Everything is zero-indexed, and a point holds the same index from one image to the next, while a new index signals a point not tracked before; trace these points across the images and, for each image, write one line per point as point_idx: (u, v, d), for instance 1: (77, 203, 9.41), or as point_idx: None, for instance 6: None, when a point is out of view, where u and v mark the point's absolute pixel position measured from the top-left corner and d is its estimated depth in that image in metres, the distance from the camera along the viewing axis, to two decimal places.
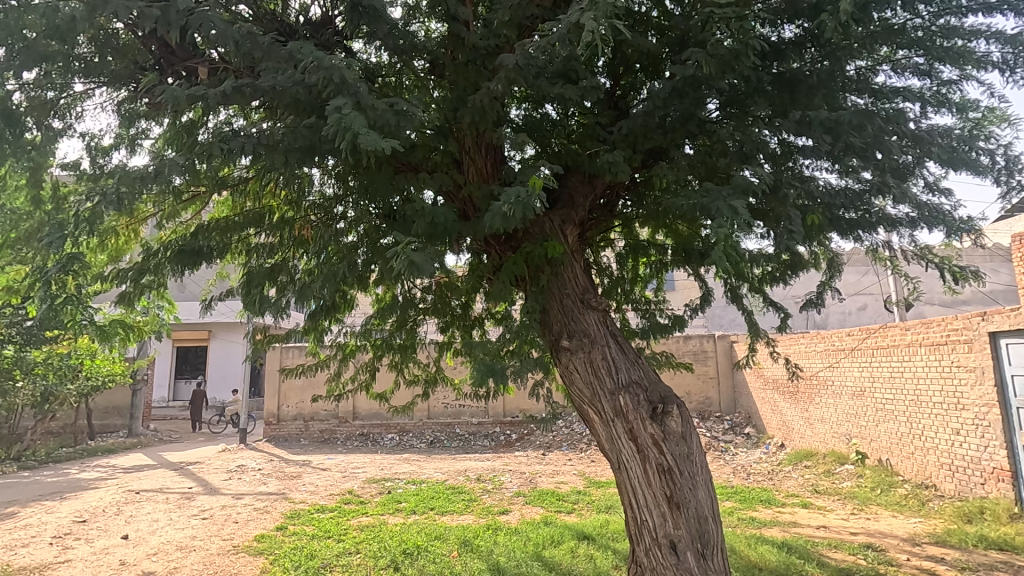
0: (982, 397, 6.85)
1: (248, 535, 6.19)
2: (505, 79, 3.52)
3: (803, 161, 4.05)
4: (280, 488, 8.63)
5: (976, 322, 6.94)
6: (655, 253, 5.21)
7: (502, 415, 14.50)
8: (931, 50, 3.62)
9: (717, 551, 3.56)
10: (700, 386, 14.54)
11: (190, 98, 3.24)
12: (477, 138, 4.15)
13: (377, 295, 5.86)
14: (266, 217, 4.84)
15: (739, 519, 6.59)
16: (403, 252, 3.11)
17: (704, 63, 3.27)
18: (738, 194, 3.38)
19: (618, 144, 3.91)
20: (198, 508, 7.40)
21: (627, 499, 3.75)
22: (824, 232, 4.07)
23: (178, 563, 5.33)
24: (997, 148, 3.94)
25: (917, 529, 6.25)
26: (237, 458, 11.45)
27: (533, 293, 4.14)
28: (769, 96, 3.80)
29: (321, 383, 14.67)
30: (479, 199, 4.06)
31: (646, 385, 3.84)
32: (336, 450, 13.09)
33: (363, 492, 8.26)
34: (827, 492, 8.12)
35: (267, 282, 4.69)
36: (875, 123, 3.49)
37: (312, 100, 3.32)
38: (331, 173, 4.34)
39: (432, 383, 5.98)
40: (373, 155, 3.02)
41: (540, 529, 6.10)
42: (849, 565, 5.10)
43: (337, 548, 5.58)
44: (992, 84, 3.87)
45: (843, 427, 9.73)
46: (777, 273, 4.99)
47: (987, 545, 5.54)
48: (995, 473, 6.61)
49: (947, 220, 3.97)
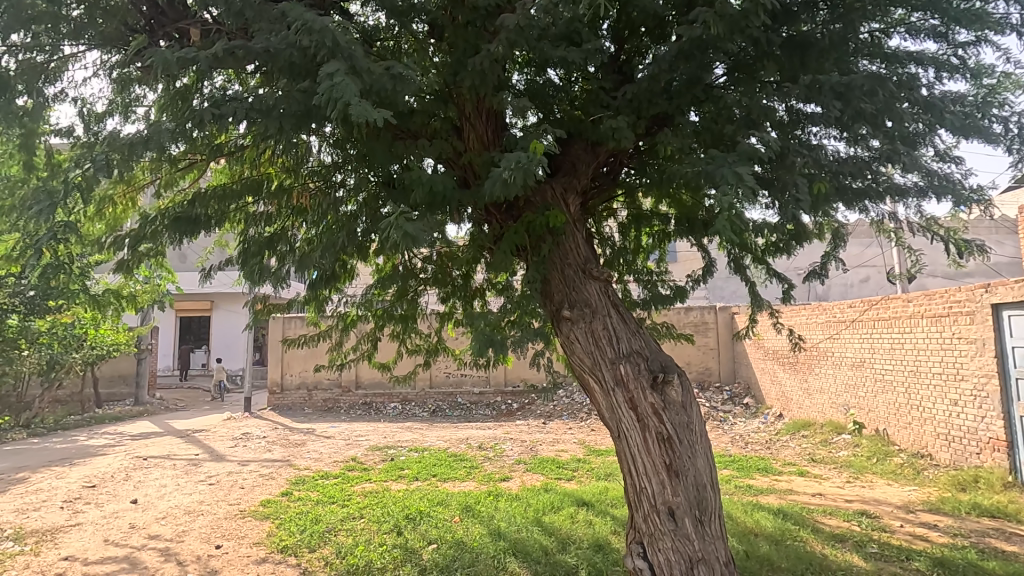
0: (981, 368, 6.88)
1: (254, 500, 6.30)
2: (506, 41, 3.42)
3: (812, 129, 4.02)
4: (285, 455, 8.78)
5: (979, 294, 6.90)
6: (658, 222, 5.19)
7: (503, 385, 14.70)
8: (948, 12, 3.51)
9: (714, 517, 3.62)
10: (699, 357, 14.63)
11: (182, 61, 3.15)
12: (477, 105, 4.07)
13: (378, 266, 5.85)
14: (264, 185, 4.75)
15: (736, 487, 6.69)
16: (398, 224, 3.12)
17: (711, 23, 3.17)
18: (743, 161, 3.33)
19: (623, 109, 3.85)
20: (204, 474, 7.54)
21: (626, 467, 3.80)
22: (830, 201, 4.04)
23: (186, 528, 5.45)
24: (1010, 115, 3.85)
25: (912, 497, 6.36)
26: (242, 426, 11.60)
27: (534, 263, 4.15)
28: (778, 60, 3.72)
29: (323, 353, 14.78)
30: (479, 167, 4.00)
31: (647, 355, 3.85)
32: (338, 418, 13.27)
33: (367, 459, 8.41)
34: (824, 461, 8.23)
35: (267, 251, 4.66)
36: (888, 88, 3.43)
37: (307, 63, 3.25)
38: (330, 140, 4.30)
39: (433, 353, 5.97)
40: (364, 124, 2.96)
41: (540, 496, 6.22)
42: (844, 531, 5.21)
43: (341, 513, 5.70)
44: (1008, 48, 3.76)
45: (842, 397, 9.79)
46: (780, 243, 4.95)
47: (980, 513, 5.63)
48: (992, 443, 6.69)
49: (956, 190, 3.92)
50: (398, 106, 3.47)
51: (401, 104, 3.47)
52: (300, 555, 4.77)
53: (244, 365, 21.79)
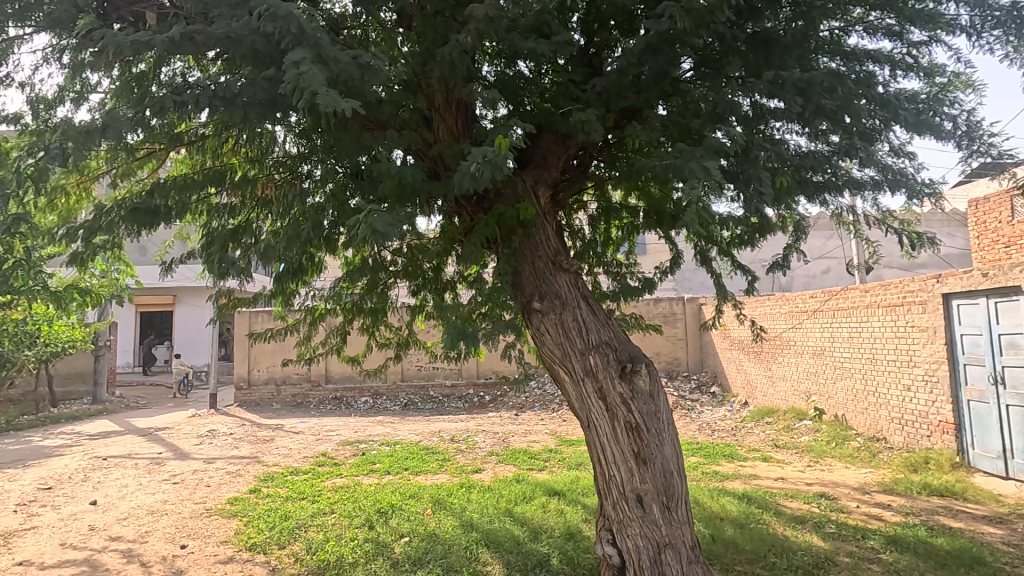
0: (932, 354, 7.21)
1: (221, 498, 6.18)
2: (475, 31, 3.40)
3: (775, 124, 4.13)
4: (253, 451, 8.62)
5: (931, 284, 7.21)
6: (627, 215, 5.26)
7: (475, 377, 14.71)
8: (903, 12, 3.64)
9: (681, 503, 3.71)
10: (668, 347, 14.91)
11: (138, 44, 3.04)
12: (447, 96, 4.03)
13: (347, 258, 5.77)
14: (227, 175, 4.64)
15: (703, 473, 6.88)
16: (367, 219, 3.09)
17: (678, 17, 3.21)
18: (710, 155, 3.41)
19: (592, 102, 3.88)
20: (168, 472, 7.34)
21: (596, 456, 3.86)
22: (792, 194, 4.16)
23: (150, 528, 5.31)
24: (960, 113, 4.03)
25: (868, 479, 6.65)
26: (207, 423, 11.32)
27: (504, 255, 4.17)
28: (743, 56, 3.79)
29: (291, 347, 14.52)
30: (450, 158, 3.98)
31: (616, 345, 3.91)
32: (308, 413, 13.08)
33: (338, 454, 8.32)
34: (786, 446, 8.52)
35: (231, 244, 4.55)
36: (846, 86, 3.55)
37: (271, 51, 3.17)
38: (296, 130, 4.21)
39: (404, 346, 5.93)
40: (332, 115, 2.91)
41: (512, 486, 6.27)
42: (804, 513, 5.41)
43: (311, 509, 5.63)
44: (959, 48, 3.93)
45: (803, 384, 10.13)
46: (745, 235, 5.07)
47: (930, 492, 5.93)
48: (941, 426, 7.04)
49: (910, 184, 4.08)
50: (367, 96, 3.41)
51: (368, 94, 3.42)
52: (269, 552, 4.71)
53: (209, 361, 21.16)
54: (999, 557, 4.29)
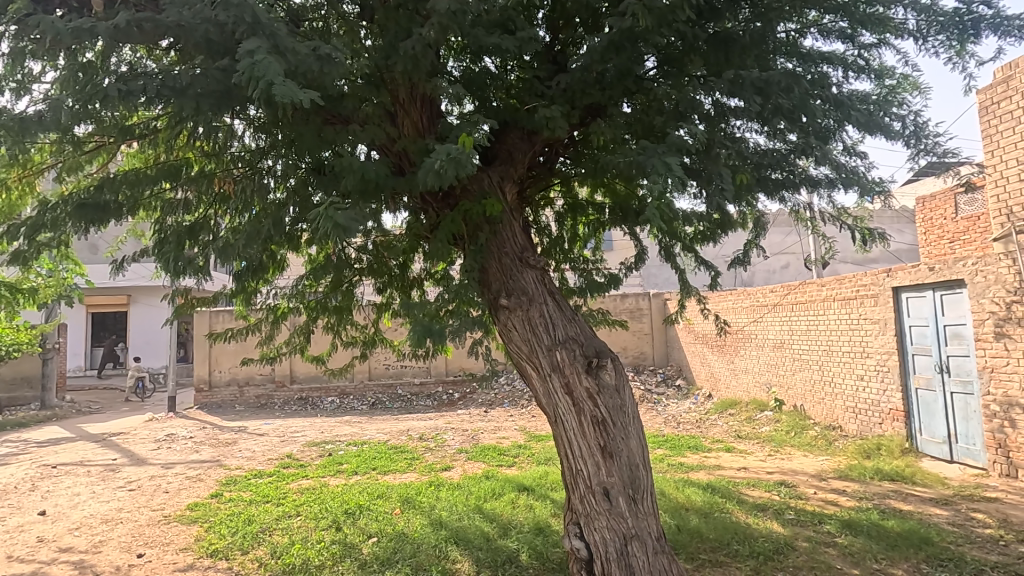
0: (883, 345, 7.54)
1: (181, 504, 5.98)
2: (438, 25, 3.38)
3: (735, 123, 4.23)
4: (215, 455, 8.37)
5: (882, 278, 7.54)
6: (593, 212, 5.31)
7: (444, 374, 14.66)
8: (855, 15, 3.78)
9: (647, 495, 3.77)
10: (635, 342, 15.15)
11: (81, 31, 2.90)
12: (412, 91, 3.99)
13: (311, 255, 5.65)
14: (182, 171, 4.47)
15: (669, 465, 7.02)
16: (329, 214, 3.03)
17: (640, 15, 3.25)
18: (672, 152, 3.47)
19: (557, 98, 3.90)
20: (123, 479, 7.07)
21: (564, 450, 3.89)
22: (752, 191, 4.27)
23: (104, 537, 5.11)
24: (908, 113, 4.21)
25: (824, 466, 6.91)
26: (165, 427, 10.94)
27: (471, 252, 4.15)
28: (704, 55, 3.87)
29: (253, 347, 14.14)
30: (414, 154, 3.93)
31: (582, 341, 3.94)
32: (272, 415, 12.79)
33: (304, 456, 8.16)
34: (748, 436, 8.77)
35: (187, 241, 4.38)
36: (802, 86, 3.67)
37: (225, 41, 3.07)
38: (255, 124, 4.09)
39: (371, 345, 5.85)
40: (290, 107, 2.84)
41: (482, 483, 6.27)
42: (765, 500, 5.59)
43: (276, 513, 5.51)
44: (906, 51, 4.11)
45: (764, 376, 10.45)
46: (707, 232, 5.19)
47: (881, 477, 6.21)
48: (892, 413, 7.37)
49: (862, 182, 4.24)
50: (328, 89, 3.35)
51: (329, 88, 3.36)
52: (232, 558, 4.59)
53: (167, 363, 20.44)
54: (945, 537, 4.52)
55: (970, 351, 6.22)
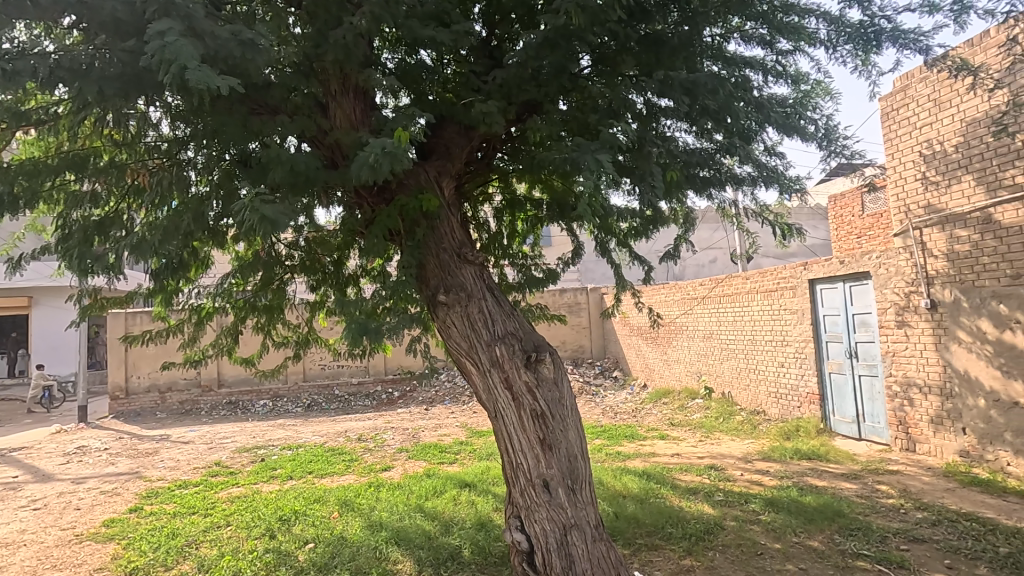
0: (801, 334, 8.06)
1: (95, 520, 5.54)
2: (370, 14, 3.30)
3: (666, 122, 4.38)
4: (134, 466, 7.81)
5: (800, 271, 8.06)
6: (531, 208, 5.35)
7: (383, 373, 14.39)
8: (773, 23, 4.02)
9: (585, 485, 3.84)
10: (573, 336, 15.44)
11: None
12: (344, 82, 3.84)
13: (238, 252, 5.36)
14: (90, 161, 4.11)
15: (607, 454, 7.22)
16: (254, 207, 2.87)
17: (573, 13, 3.28)
18: (605, 149, 3.54)
19: (493, 94, 3.88)
20: (27, 498, 6.46)
21: (504, 445, 3.91)
22: (682, 188, 4.43)
23: (4, 562, 4.66)
24: (821, 117, 4.51)
25: (749, 448, 7.33)
26: (75, 439, 10.11)
27: (408, 248, 4.09)
28: (636, 55, 3.98)
29: (174, 350, 13.31)
30: (347, 147, 3.81)
31: (521, 335, 3.97)
32: (197, 421, 12.10)
33: (234, 462, 7.77)
34: (680, 424, 9.15)
35: (96, 237, 4.04)
36: (727, 88, 3.84)
37: (135, 20, 2.84)
38: (173, 112, 3.82)
39: (305, 345, 5.62)
40: (208, 94, 2.67)
41: (423, 482, 6.20)
42: (696, 484, 5.87)
43: (203, 524, 5.22)
44: (819, 59, 4.39)
45: (695, 365, 10.93)
46: (641, 227, 5.35)
47: (800, 457, 6.65)
48: (809, 397, 7.90)
49: (780, 180, 4.51)
50: (252, 77, 3.18)
51: (253, 75, 3.18)
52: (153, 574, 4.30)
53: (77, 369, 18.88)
54: (855, 508, 4.91)
55: (875, 337, 6.76)
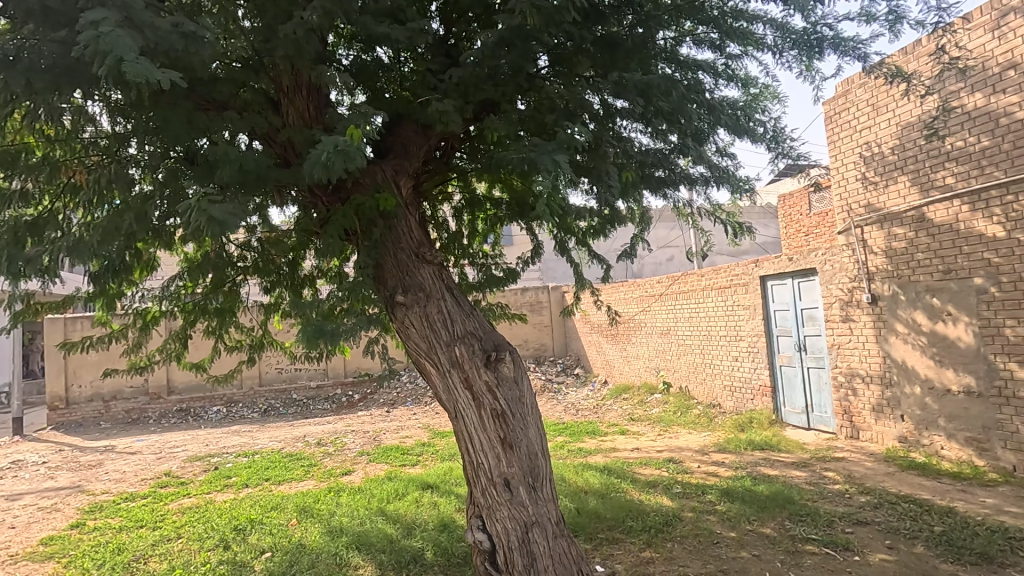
0: (753, 328, 8.34)
1: (33, 539, 5.22)
2: (321, 9, 3.19)
3: (622, 123, 4.45)
4: (76, 480, 7.40)
5: (751, 268, 8.34)
6: (490, 207, 5.34)
7: (342, 375, 14.11)
8: (723, 28, 4.16)
9: (546, 482, 3.86)
10: (535, 334, 15.52)
11: None
12: (297, 78, 3.73)
13: (186, 254, 5.15)
14: (20, 157, 3.87)
15: (569, 451, 7.28)
16: (201, 206, 2.76)
17: (529, 13, 3.28)
18: (562, 149, 3.57)
19: (450, 92, 3.85)
20: None
21: (464, 445, 3.89)
22: (638, 187, 4.51)
23: None
24: (768, 120, 4.68)
25: (705, 441, 7.54)
26: (8, 453, 9.49)
27: (365, 248, 4.03)
28: (591, 56, 4.03)
29: (118, 356, 12.67)
30: (301, 145, 3.71)
31: (480, 335, 3.96)
32: (144, 430, 11.56)
33: (186, 472, 7.46)
34: (640, 419, 9.33)
35: (28, 238, 3.80)
36: (680, 91, 3.93)
37: (66, 9, 2.67)
38: (113, 106, 3.64)
39: (259, 349, 5.43)
40: (147, 88, 2.54)
41: (384, 485, 6.10)
42: (656, 477, 5.99)
43: (151, 537, 4.98)
44: (766, 63, 4.55)
45: (653, 361, 11.16)
46: (598, 226, 5.42)
47: (753, 447, 6.88)
48: (762, 389, 8.19)
49: (731, 180, 4.65)
50: (197, 70, 3.05)
51: (198, 69, 3.04)
52: None
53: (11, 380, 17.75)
54: (805, 495, 5.11)
55: (822, 331, 7.07)
